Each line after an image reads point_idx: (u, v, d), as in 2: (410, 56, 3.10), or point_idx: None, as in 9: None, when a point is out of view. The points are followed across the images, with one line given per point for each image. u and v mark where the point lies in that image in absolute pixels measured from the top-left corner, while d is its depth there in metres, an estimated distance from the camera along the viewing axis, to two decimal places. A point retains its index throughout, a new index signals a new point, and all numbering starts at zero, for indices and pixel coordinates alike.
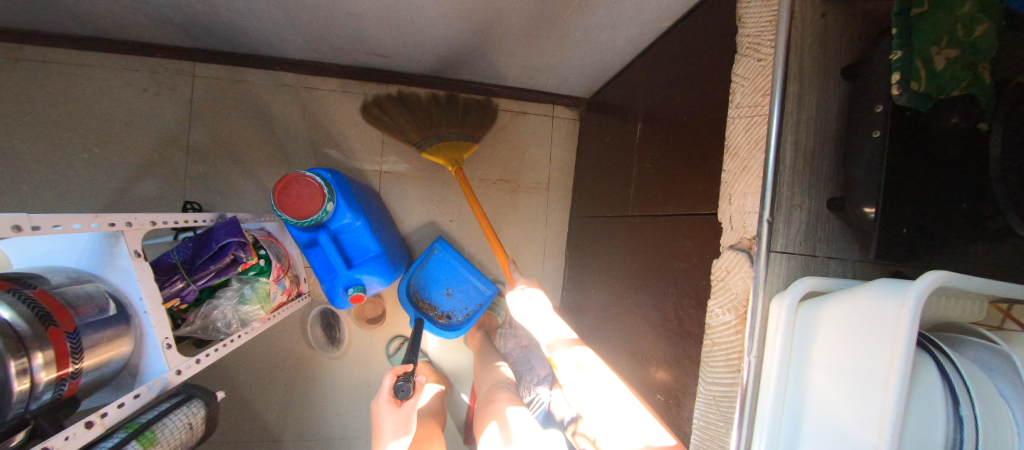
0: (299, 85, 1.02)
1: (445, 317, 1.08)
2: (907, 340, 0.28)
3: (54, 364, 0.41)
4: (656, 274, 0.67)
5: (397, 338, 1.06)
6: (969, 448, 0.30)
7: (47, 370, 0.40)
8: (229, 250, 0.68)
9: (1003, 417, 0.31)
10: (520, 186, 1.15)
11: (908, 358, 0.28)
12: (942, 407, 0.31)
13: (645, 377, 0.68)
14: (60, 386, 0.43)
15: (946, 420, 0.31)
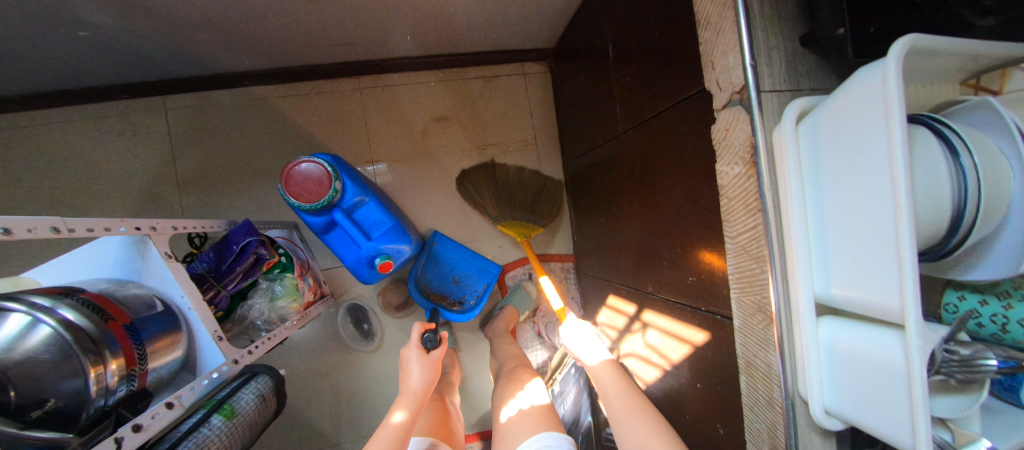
0: (271, 96, 1.02)
1: (458, 304, 1.07)
2: (897, 94, 0.31)
3: (123, 359, 0.43)
4: (660, 174, 0.70)
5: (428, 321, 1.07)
6: (970, 180, 0.34)
7: (118, 365, 0.42)
8: (251, 250, 0.69)
9: (993, 152, 0.35)
10: (508, 147, 1.15)
11: (902, 108, 0.31)
12: (942, 156, 0.35)
13: (672, 271, 0.71)
14: (131, 380, 0.44)
15: (947, 164, 0.34)
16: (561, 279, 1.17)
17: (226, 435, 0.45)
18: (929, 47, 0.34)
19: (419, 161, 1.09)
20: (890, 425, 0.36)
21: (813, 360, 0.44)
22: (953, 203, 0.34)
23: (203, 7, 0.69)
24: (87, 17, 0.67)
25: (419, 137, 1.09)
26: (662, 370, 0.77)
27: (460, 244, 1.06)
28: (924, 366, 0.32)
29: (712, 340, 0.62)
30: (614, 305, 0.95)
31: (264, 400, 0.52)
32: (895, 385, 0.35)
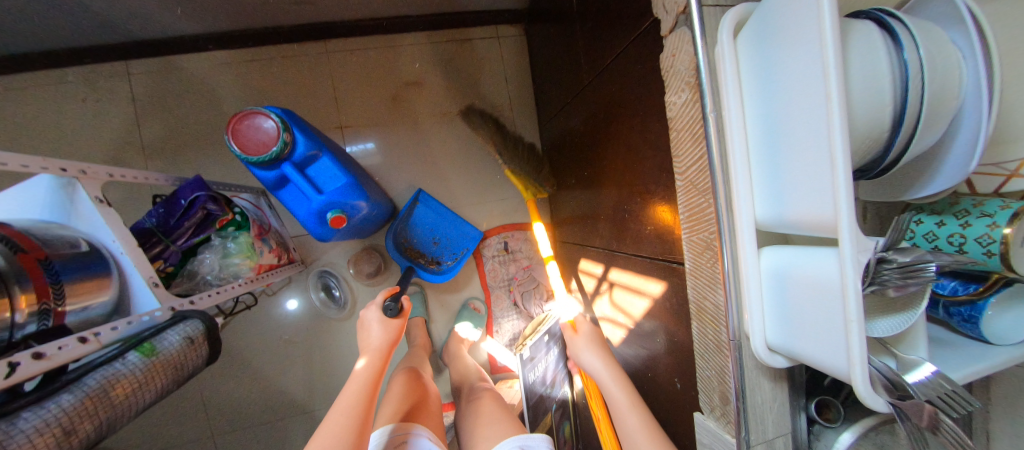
0: (236, 60, 1.00)
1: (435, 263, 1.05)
2: None
3: (33, 296, 0.41)
4: (622, 120, 0.65)
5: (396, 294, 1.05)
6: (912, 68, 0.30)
7: (25, 300, 0.41)
8: (199, 204, 0.67)
9: (944, 39, 0.31)
10: (483, 112, 1.09)
11: None
12: (883, 45, 0.31)
13: (633, 222, 0.67)
14: (44, 317, 0.43)
15: (887, 53, 0.31)
16: (538, 248, 1.12)
17: (141, 373, 0.44)
18: None
19: (388, 127, 1.05)
20: (829, 351, 0.33)
21: (758, 294, 0.41)
22: (894, 97, 0.31)
23: None
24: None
25: (389, 102, 1.05)
26: (628, 329, 0.74)
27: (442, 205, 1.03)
28: (858, 278, 0.29)
29: (670, 290, 0.59)
30: (588, 269, 0.89)
31: (192, 339, 0.50)
32: (831, 303, 0.32)
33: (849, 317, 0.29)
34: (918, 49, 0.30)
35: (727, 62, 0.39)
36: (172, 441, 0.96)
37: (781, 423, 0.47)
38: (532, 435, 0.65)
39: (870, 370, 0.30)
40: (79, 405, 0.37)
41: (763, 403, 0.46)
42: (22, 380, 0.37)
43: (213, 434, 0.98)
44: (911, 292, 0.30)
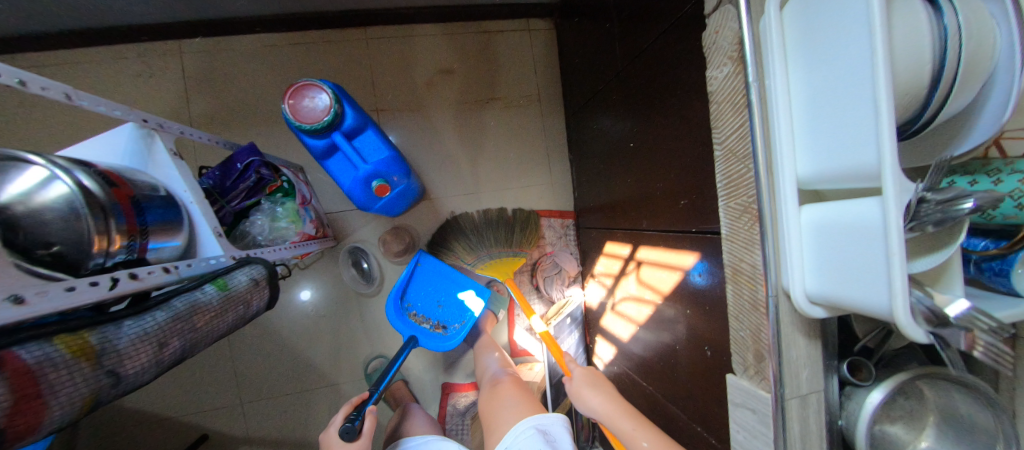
0: (282, 43, 1.05)
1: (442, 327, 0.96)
2: None
3: (126, 227, 0.45)
4: (658, 101, 0.69)
5: (376, 357, 1.05)
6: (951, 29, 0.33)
7: (120, 229, 0.44)
8: (254, 169, 0.71)
9: (981, 6, 0.34)
10: (512, 101, 1.13)
11: None
12: (924, 9, 0.34)
13: (666, 200, 0.70)
14: (132, 249, 0.46)
15: (928, 16, 0.34)
16: (561, 235, 1.15)
17: (219, 304, 0.47)
18: None
19: (422, 111, 1.10)
20: (868, 292, 0.36)
21: (800, 248, 0.43)
22: (934, 57, 0.34)
23: None
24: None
25: (423, 88, 1.10)
26: (656, 305, 0.76)
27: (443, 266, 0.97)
28: (900, 215, 0.32)
29: (703, 259, 0.61)
30: (614, 252, 0.92)
31: (260, 285, 0.53)
32: (870, 244, 0.35)
33: (890, 251, 0.32)
34: (956, 13, 0.34)
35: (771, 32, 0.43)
36: (203, 405, 0.99)
37: (815, 380, 0.49)
38: (547, 416, 0.70)
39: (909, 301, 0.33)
40: (169, 322, 0.40)
41: (797, 358, 0.48)
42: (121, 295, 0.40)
43: (242, 402, 1.01)
44: (947, 228, 0.33)
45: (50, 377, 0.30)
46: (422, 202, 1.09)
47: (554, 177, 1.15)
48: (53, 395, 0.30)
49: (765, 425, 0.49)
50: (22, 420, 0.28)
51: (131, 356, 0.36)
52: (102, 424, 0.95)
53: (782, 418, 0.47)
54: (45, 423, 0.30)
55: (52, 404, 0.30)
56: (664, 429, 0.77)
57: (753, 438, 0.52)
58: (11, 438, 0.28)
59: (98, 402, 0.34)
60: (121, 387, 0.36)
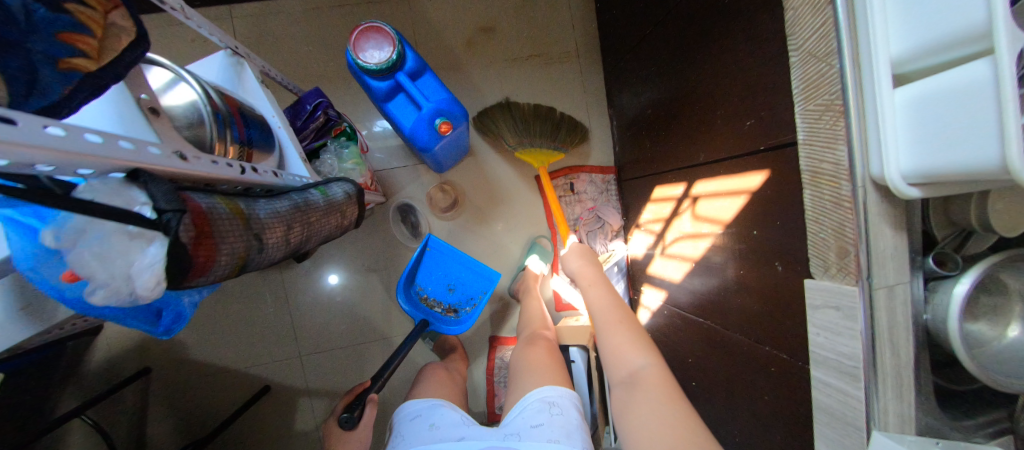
0: (326, 6, 1.07)
1: (452, 310, 1.04)
2: None
3: (239, 136, 0.48)
4: (717, 27, 0.69)
5: None
6: None
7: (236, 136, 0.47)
8: (321, 109, 0.74)
9: None
10: (550, 58, 1.15)
11: None
12: None
13: (728, 126, 0.71)
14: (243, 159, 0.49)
15: None
16: (602, 190, 1.17)
17: (323, 207, 0.49)
18: None
19: (463, 70, 1.12)
20: (970, 156, 0.36)
21: (892, 135, 0.43)
22: None
23: None
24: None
25: (463, 47, 1.12)
26: (715, 236, 0.77)
27: (451, 252, 1.00)
28: (1014, 66, 0.31)
29: (772, 175, 0.62)
30: (664, 195, 0.94)
31: (352, 201, 0.55)
32: (976, 107, 0.35)
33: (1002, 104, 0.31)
34: None
35: None
36: (267, 357, 1.05)
37: (901, 272, 0.50)
38: (558, 391, 0.69)
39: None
40: (291, 210, 0.43)
41: (884, 249, 0.48)
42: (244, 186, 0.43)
43: (301, 353, 1.05)
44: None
45: (221, 224, 0.32)
46: (466, 159, 1.11)
47: (593, 133, 1.17)
48: (224, 242, 0.32)
49: (847, 319, 0.51)
50: (206, 255, 0.30)
51: (266, 229, 0.38)
52: (177, 372, 1.02)
53: (870, 308, 0.48)
54: (215, 267, 0.31)
55: (221, 250, 0.32)
56: (724, 359, 0.78)
57: (833, 335, 0.53)
58: (196, 271, 0.29)
59: (244, 266, 0.36)
60: (258, 258, 0.37)
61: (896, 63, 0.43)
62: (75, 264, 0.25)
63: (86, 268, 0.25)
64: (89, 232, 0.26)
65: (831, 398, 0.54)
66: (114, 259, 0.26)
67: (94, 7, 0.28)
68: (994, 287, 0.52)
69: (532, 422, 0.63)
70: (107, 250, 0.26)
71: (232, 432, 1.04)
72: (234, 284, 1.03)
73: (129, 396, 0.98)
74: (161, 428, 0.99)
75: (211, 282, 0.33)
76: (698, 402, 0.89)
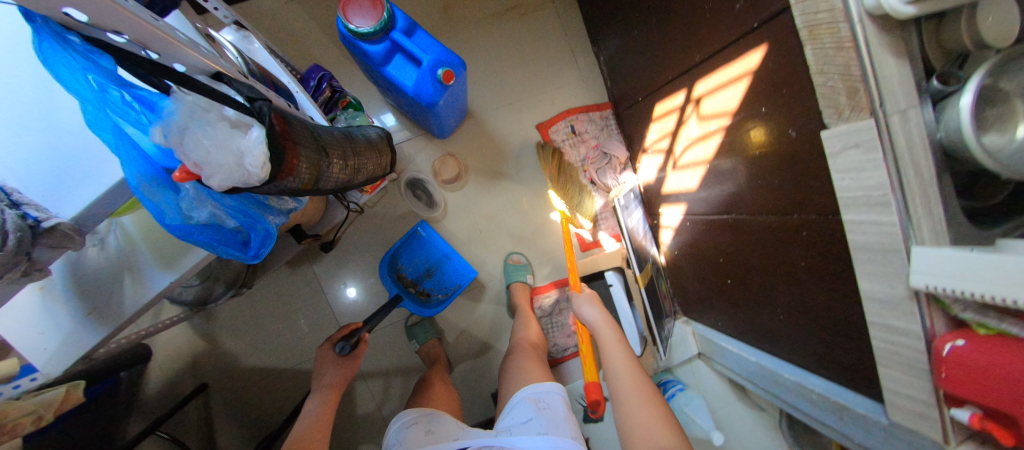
0: None
1: (423, 294, 1.08)
2: None
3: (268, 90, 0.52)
4: None
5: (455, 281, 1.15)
6: None
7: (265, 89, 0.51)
8: (325, 81, 0.74)
9: None
10: (526, 8, 1.16)
11: None
12: None
13: (717, 16, 0.73)
14: None
15: None
16: (602, 127, 1.20)
17: (366, 140, 0.54)
18: None
19: (444, 35, 1.12)
20: None
21: None
22: None
23: None
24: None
25: (439, 12, 1.12)
26: (724, 130, 0.81)
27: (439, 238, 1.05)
28: None
29: (771, 47, 0.64)
30: (663, 111, 0.98)
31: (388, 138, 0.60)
32: None
33: None
34: None
35: None
36: (314, 351, 1.07)
37: (911, 94, 0.52)
38: (541, 386, 0.71)
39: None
40: (342, 137, 0.47)
41: (893, 77, 0.51)
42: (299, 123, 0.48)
43: None
44: None
45: (295, 131, 0.36)
46: (465, 123, 1.12)
47: (582, 75, 1.19)
48: (297, 145, 0.36)
49: (867, 151, 0.53)
50: (290, 152, 0.34)
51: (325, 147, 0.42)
52: (232, 382, 1.03)
53: (889, 132, 0.51)
54: (296, 170, 0.36)
55: (298, 155, 0.37)
56: (754, 243, 0.81)
57: (857, 174, 0.56)
58: (286, 166, 0.34)
59: (318, 179, 0.41)
60: (325, 175, 0.42)
61: None
62: (188, 153, 0.29)
63: (199, 152, 0.29)
64: (192, 124, 0.29)
65: (868, 234, 0.57)
66: (223, 143, 0.30)
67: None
68: (998, 96, 0.55)
69: (521, 418, 0.64)
70: (212, 143, 0.29)
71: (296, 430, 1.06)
72: (268, 287, 1.04)
73: (191, 412, 1.00)
74: (229, 438, 1.01)
75: (294, 191, 0.38)
76: (735, 297, 0.92)
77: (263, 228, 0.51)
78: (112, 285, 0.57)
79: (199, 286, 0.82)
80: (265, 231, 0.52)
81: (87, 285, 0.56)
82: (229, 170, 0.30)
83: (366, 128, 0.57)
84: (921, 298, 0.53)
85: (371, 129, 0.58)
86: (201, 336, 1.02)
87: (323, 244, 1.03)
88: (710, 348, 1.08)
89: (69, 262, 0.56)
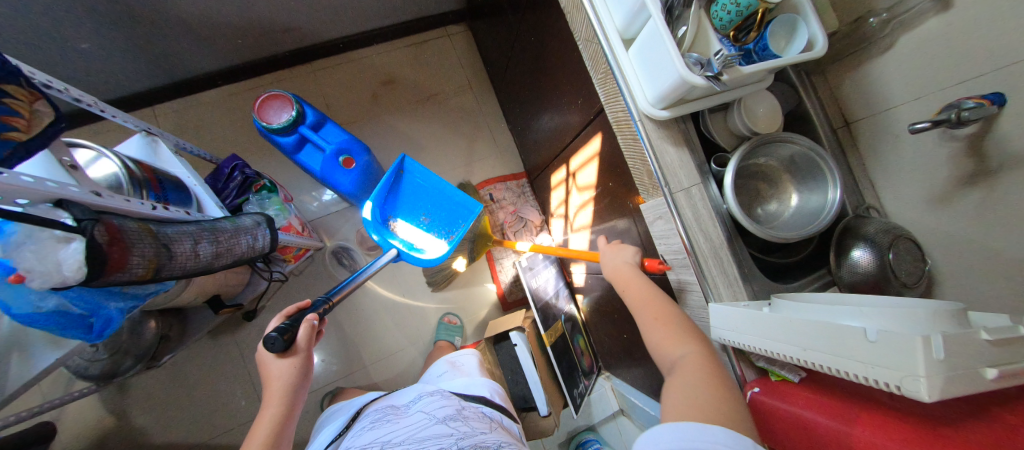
0: (243, 89, 1.27)
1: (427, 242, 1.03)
2: None
3: (140, 176, 0.56)
4: (539, 43, 0.90)
5: (384, 343, 1.20)
6: None
7: (134, 167, 0.56)
8: (238, 171, 0.85)
9: None
10: (449, 95, 1.38)
11: None
12: None
13: (569, 112, 0.88)
14: (147, 190, 0.56)
15: None
16: (519, 194, 1.34)
17: (230, 228, 0.62)
18: None
19: (373, 119, 1.31)
20: (673, 73, 0.51)
21: (637, 77, 0.59)
22: None
23: (164, 5, 0.91)
24: (80, 32, 0.90)
25: (372, 100, 1.32)
26: (593, 201, 0.95)
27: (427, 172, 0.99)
28: (658, 14, 0.48)
29: (604, 140, 0.79)
30: (556, 181, 1.14)
31: (269, 226, 0.69)
32: (661, 44, 0.51)
33: (661, 34, 0.48)
34: None
35: None
36: (227, 424, 1.05)
37: (692, 175, 0.64)
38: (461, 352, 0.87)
39: (687, 67, 0.50)
40: (194, 231, 0.55)
41: (672, 164, 0.64)
42: (172, 221, 0.56)
43: None
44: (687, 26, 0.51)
45: (130, 235, 0.43)
46: None
47: (500, 146, 1.39)
48: (138, 244, 0.44)
49: (667, 219, 0.66)
50: (121, 252, 0.41)
51: (172, 241, 0.50)
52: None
53: (675, 207, 0.63)
54: (130, 262, 0.42)
55: (134, 253, 0.43)
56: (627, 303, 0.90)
57: (669, 240, 0.68)
58: (113, 264, 0.40)
59: (158, 269, 0.46)
60: (168, 265, 0.48)
61: (624, 32, 0.58)
62: (20, 265, 0.37)
63: (23, 262, 0.37)
64: (26, 243, 0.37)
65: (685, 293, 0.67)
66: (45, 255, 0.37)
67: (22, 99, 0.41)
68: (773, 175, 0.69)
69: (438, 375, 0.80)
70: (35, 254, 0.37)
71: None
72: (188, 356, 1.07)
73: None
74: None
75: (130, 283, 0.44)
76: (629, 351, 0.99)
77: (105, 315, 0.47)
78: None
79: (106, 360, 0.83)
80: (107, 319, 0.48)
81: None
82: (49, 272, 0.37)
83: (239, 218, 0.66)
84: (726, 352, 0.61)
85: (243, 219, 0.67)
86: (110, 411, 1.01)
87: (245, 314, 1.08)
88: (625, 403, 1.12)
89: None
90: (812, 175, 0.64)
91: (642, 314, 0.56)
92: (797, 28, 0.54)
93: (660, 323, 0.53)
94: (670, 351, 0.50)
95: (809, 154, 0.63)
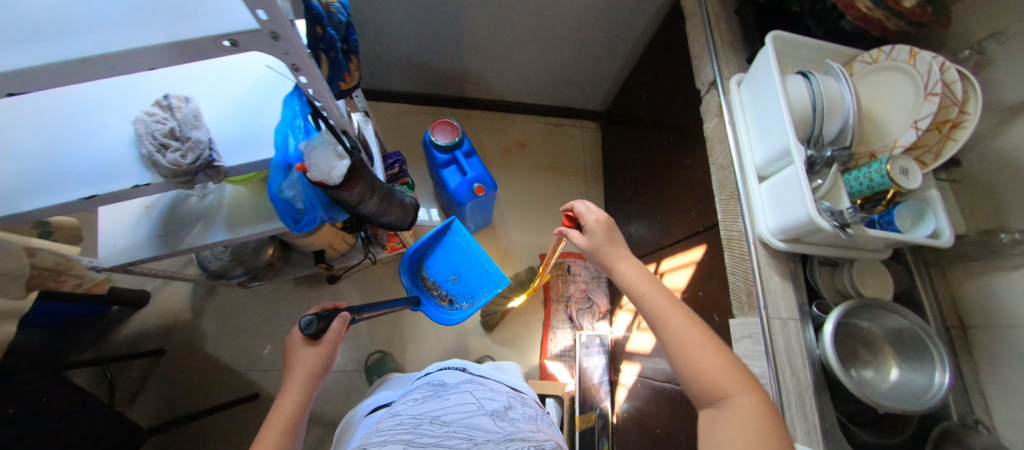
0: (413, 110, 1.60)
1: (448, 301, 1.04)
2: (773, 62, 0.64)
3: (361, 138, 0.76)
4: (666, 156, 1.05)
5: (420, 355, 1.23)
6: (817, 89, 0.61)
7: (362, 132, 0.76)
8: (396, 165, 1.05)
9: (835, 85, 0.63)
10: (564, 170, 1.61)
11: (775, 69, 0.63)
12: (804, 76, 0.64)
13: (679, 218, 0.98)
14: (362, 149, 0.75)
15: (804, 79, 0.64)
16: (594, 275, 1.39)
17: (398, 197, 0.79)
18: (798, 46, 0.68)
19: (497, 167, 1.56)
20: (801, 212, 0.59)
21: (763, 206, 0.69)
22: (814, 97, 0.61)
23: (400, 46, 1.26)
24: None
25: (502, 152, 1.59)
26: None
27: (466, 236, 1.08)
28: (802, 165, 0.59)
29: (706, 252, 0.86)
30: None
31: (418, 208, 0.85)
32: (795, 188, 0.61)
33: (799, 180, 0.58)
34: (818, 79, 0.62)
35: (741, 100, 0.74)
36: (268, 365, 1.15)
37: (792, 310, 0.67)
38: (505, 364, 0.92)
39: (817, 211, 0.58)
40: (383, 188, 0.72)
41: (776, 291, 0.68)
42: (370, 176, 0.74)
43: None
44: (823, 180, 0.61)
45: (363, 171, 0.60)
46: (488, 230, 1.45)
47: None
48: (362, 179, 0.59)
49: (754, 340, 0.67)
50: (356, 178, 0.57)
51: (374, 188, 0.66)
52: (185, 357, 1.16)
53: (769, 330, 0.65)
54: (355, 188, 0.58)
55: (359, 183, 0.59)
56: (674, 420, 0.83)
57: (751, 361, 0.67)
58: (350, 183, 0.56)
59: (359, 201, 0.61)
60: (364, 202, 0.64)
61: (761, 169, 0.70)
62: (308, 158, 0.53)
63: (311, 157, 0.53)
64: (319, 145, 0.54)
65: None
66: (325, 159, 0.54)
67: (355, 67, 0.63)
68: (874, 340, 0.68)
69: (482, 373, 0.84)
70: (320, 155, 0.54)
71: (199, 429, 1.08)
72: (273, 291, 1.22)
73: (140, 366, 1.13)
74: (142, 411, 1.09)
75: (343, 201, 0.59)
76: None
77: (315, 216, 0.60)
78: (189, 226, 0.74)
79: (224, 262, 0.96)
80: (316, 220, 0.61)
81: (174, 218, 0.75)
82: (325, 172, 0.52)
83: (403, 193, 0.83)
84: None
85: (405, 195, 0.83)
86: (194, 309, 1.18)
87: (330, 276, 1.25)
88: None
89: (177, 201, 0.75)
90: (919, 354, 0.63)
91: (674, 334, 0.47)
92: (925, 216, 0.61)
93: (702, 345, 0.46)
94: (720, 386, 0.42)
95: (919, 332, 0.63)
